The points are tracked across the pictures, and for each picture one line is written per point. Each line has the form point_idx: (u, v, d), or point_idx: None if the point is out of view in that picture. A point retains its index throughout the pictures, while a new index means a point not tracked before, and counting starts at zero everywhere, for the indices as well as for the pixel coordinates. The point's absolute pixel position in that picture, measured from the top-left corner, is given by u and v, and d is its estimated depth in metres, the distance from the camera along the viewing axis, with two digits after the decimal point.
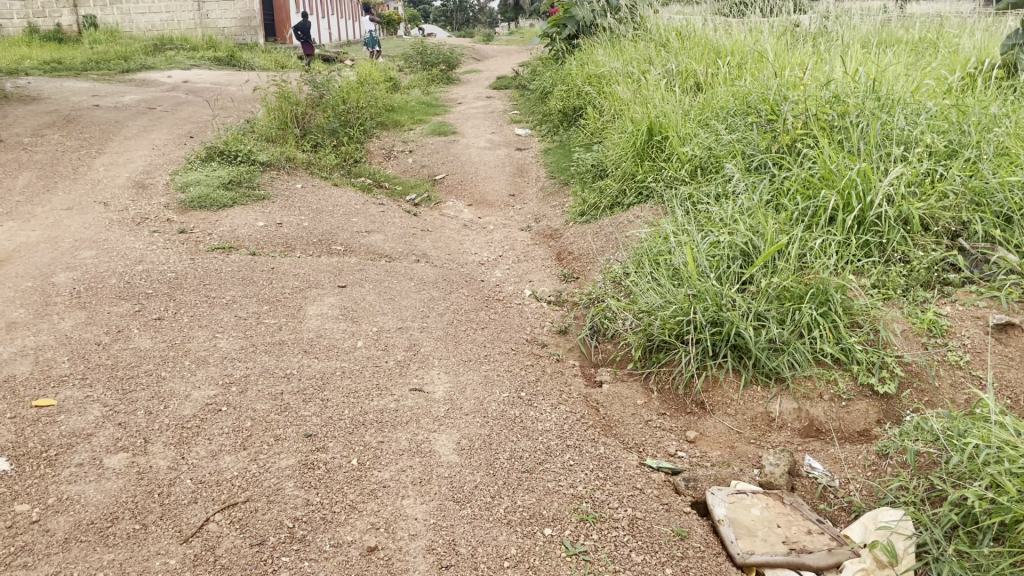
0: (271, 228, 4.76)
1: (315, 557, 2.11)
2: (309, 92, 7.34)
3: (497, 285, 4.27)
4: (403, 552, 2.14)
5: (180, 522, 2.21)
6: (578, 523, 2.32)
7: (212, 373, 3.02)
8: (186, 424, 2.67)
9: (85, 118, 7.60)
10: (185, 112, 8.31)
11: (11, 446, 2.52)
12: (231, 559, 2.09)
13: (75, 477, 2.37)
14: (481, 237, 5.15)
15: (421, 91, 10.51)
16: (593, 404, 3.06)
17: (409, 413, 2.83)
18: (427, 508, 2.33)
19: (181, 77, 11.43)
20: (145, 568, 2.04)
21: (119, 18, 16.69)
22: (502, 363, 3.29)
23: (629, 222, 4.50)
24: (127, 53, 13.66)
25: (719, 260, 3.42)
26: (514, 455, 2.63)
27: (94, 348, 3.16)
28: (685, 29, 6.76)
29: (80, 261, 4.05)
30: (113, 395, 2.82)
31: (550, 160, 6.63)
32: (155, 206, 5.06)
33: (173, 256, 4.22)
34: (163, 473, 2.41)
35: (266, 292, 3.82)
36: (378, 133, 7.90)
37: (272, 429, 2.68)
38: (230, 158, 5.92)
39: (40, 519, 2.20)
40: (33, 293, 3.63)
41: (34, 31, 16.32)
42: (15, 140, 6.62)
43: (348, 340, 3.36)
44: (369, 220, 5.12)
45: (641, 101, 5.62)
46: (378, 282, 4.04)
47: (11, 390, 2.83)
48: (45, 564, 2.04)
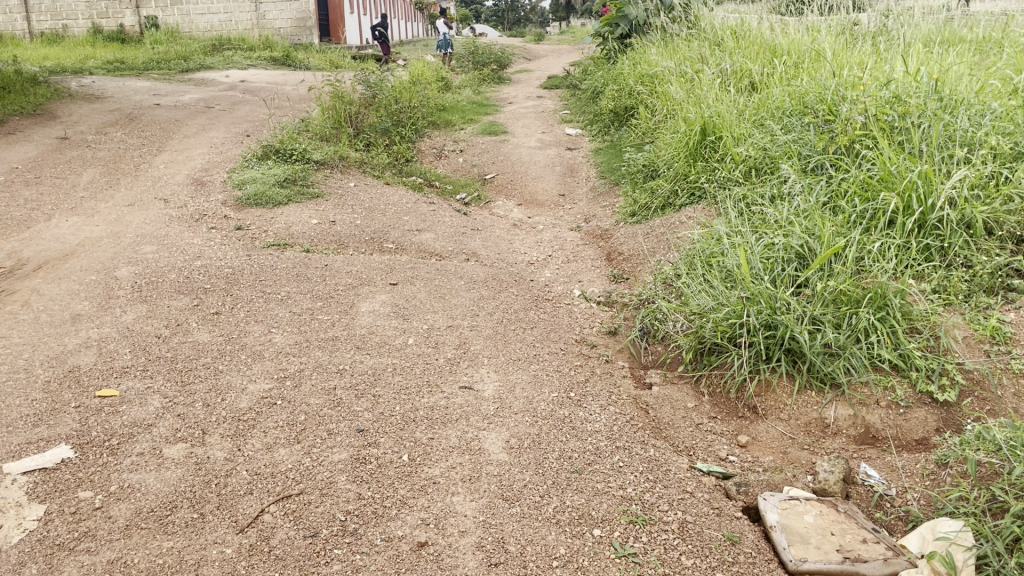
0: (325, 226, 4.83)
1: (367, 550, 2.14)
2: (362, 92, 7.44)
3: (546, 285, 4.27)
4: (454, 549, 2.16)
5: (236, 513, 2.26)
6: (628, 525, 2.31)
7: (268, 367, 3.08)
8: (243, 417, 2.73)
9: (147, 116, 7.80)
10: (242, 111, 8.47)
11: (76, 435, 2.60)
12: (287, 550, 2.13)
13: (136, 466, 2.44)
14: (531, 237, 5.15)
15: (472, 90, 10.54)
16: (643, 406, 3.05)
17: (459, 410, 2.85)
18: (477, 505, 2.35)
19: (238, 77, 11.62)
20: (202, 556, 2.09)
21: (179, 19, 17.06)
22: (552, 363, 3.29)
23: (681, 223, 4.47)
24: (187, 53, 13.97)
25: (774, 263, 3.38)
26: (563, 455, 2.63)
27: (155, 341, 3.24)
28: (739, 29, 6.67)
29: (141, 256, 4.16)
30: (173, 387, 2.89)
31: (601, 159, 6.60)
32: (213, 203, 5.17)
33: (231, 252, 4.31)
34: (221, 464, 2.47)
35: (320, 288, 3.88)
36: (430, 132, 7.96)
37: (325, 424, 2.72)
38: (285, 157, 6.03)
39: (103, 505, 2.27)
40: (97, 286, 3.75)
41: (98, 32, 16.82)
42: (80, 138, 6.83)
43: (399, 337, 3.39)
44: (421, 218, 5.15)
45: (695, 101, 5.56)
46: (429, 280, 4.07)
47: (76, 380, 2.92)
48: (108, 549, 2.10)
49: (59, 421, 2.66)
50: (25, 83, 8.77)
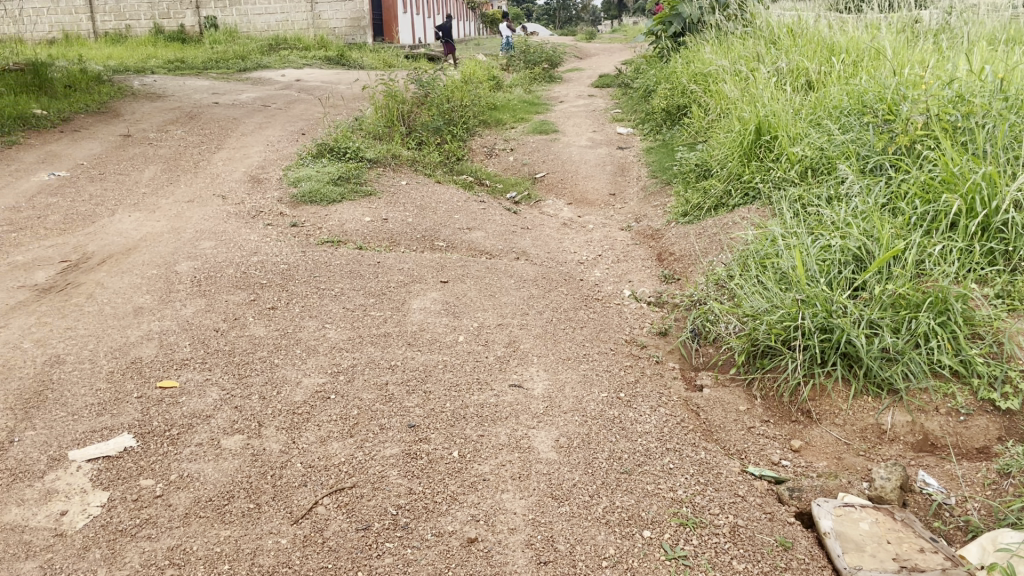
0: (377, 223, 4.89)
1: (418, 545, 2.17)
2: (415, 91, 7.52)
3: (596, 285, 4.26)
4: (504, 546, 2.17)
5: (291, 504, 2.31)
6: (678, 527, 2.30)
7: (322, 361, 3.13)
8: (297, 410, 2.78)
9: (206, 115, 7.99)
10: (297, 109, 8.62)
11: (138, 424, 2.67)
12: (339, 541, 2.17)
13: (195, 456, 2.51)
14: (581, 236, 5.14)
15: (523, 89, 10.56)
16: (694, 409, 3.02)
17: (509, 408, 2.86)
18: (526, 503, 2.36)
19: (293, 76, 11.82)
20: (259, 546, 2.14)
21: (238, 19, 17.40)
22: (602, 362, 3.29)
23: (734, 224, 4.42)
24: (244, 53, 14.25)
25: (830, 265, 3.32)
26: (613, 455, 2.63)
27: (214, 334, 3.32)
28: (796, 27, 6.56)
29: (200, 251, 4.26)
30: (230, 379, 2.96)
31: (652, 159, 6.55)
32: (269, 200, 5.27)
33: (287, 248, 4.39)
34: (277, 456, 2.52)
35: (373, 285, 3.93)
36: (481, 131, 7.99)
37: (378, 418, 2.76)
38: (339, 155, 6.13)
39: (164, 493, 2.34)
40: (158, 280, 3.85)
41: (159, 32, 17.26)
42: (142, 136, 7.02)
43: (450, 335, 3.42)
44: (471, 217, 5.19)
45: (749, 100, 5.49)
46: (479, 278, 4.09)
47: (138, 370, 3.00)
48: (168, 536, 2.16)
49: (123, 411, 2.74)
50: (91, 82, 9.05)
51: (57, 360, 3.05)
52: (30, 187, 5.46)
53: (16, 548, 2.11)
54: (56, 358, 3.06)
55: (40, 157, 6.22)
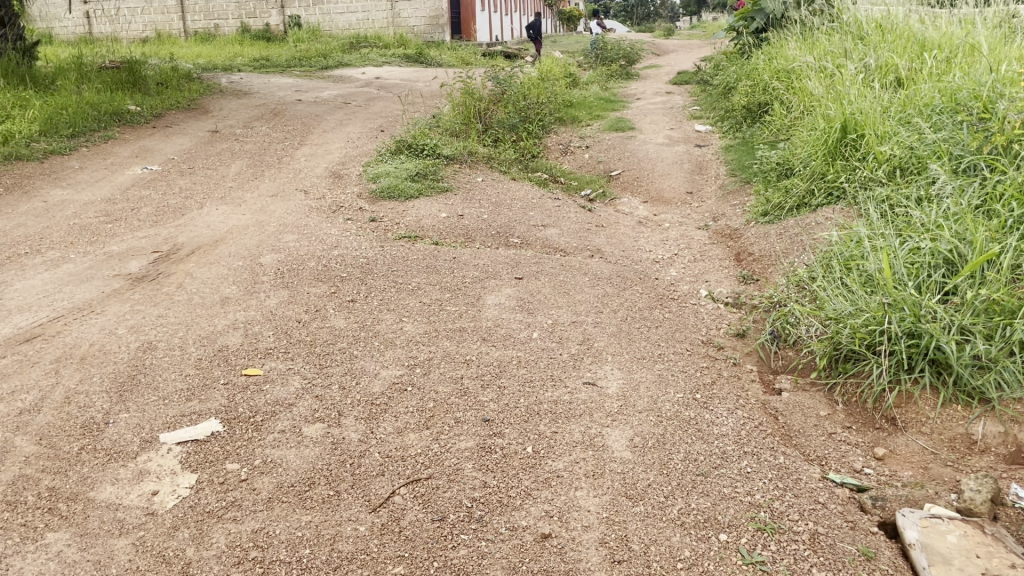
0: (453, 219, 4.94)
1: (492, 538, 2.19)
2: (492, 88, 7.58)
3: (671, 284, 4.21)
4: (577, 543, 2.17)
5: (369, 492, 2.36)
6: (755, 532, 2.26)
7: (398, 354, 3.19)
8: (376, 401, 2.84)
9: (290, 112, 8.20)
10: (377, 107, 8.78)
11: (224, 410, 2.76)
12: (415, 531, 2.20)
13: (278, 443, 2.58)
14: (656, 235, 5.09)
15: (600, 85, 10.51)
16: (773, 412, 2.96)
17: (583, 406, 2.85)
18: (600, 501, 2.35)
19: (374, 74, 12.04)
20: (338, 532, 2.19)
21: (321, 18, 17.80)
22: (677, 362, 3.25)
23: (817, 224, 4.31)
24: (326, 50, 14.56)
25: (919, 268, 3.22)
26: (689, 457, 2.59)
27: (296, 325, 3.42)
28: (884, 21, 6.37)
29: (284, 244, 4.38)
30: (312, 369, 3.04)
31: (732, 157, 6.43)
32: (348, 195, 5.38)
33: (365, 242, 4.48)
34: (355, 445, 2.58)
35: (448, 280, 3.97)
36: (556, 128, 7.98)
37: (453, 411, 2.79)
38: (417, 151, 6.22)
39: (248, 478, 2.42)
40: (244, 272, 3.97)
41: (246, 31, 17.81)
42: (229, 132, 7.26)
43: (524, 331, 3.43)
44: (546, 214, 5.19)
45: (835, 97, 5.34)
46: (554, 275, 4.09)
47: (225, 358, 3.11)
48: (252, 519, 2.23)
49: (210, 397, 2.84)
50: (182, 79, 9.38)
51: (149, 346, 3.18)
52: (125, 180, 5.70)
53: (111, 524, 2.21)
54: (148, 344, 3.19)
55: (134, 151, 6.48)
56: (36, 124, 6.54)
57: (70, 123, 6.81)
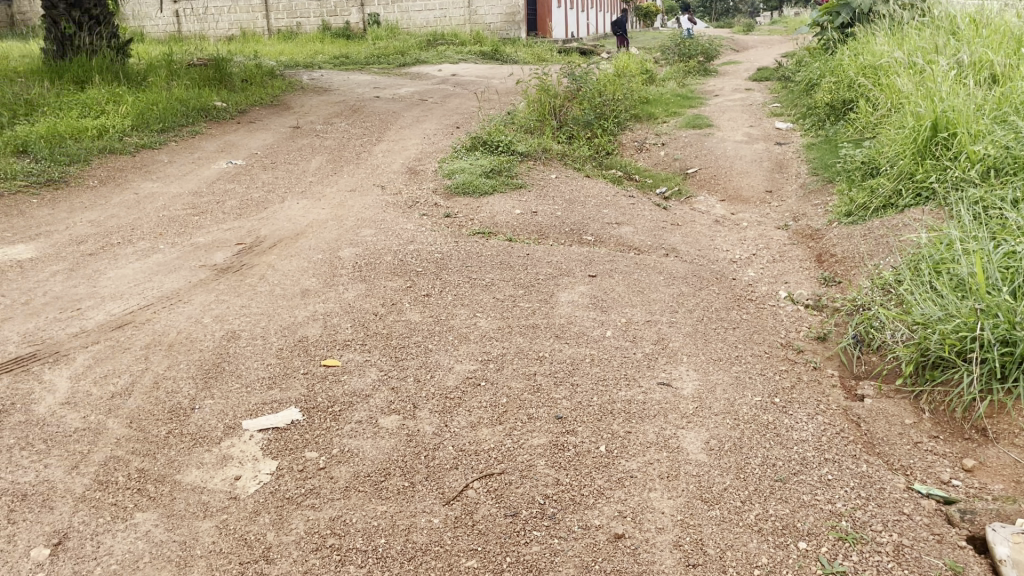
0: (528, 216, 4.94)
1: (565, 536, 2.18)
2: (568, 85, 7.57)
3: (749, 285, 4.13)
4: (651, 544, 2.15)
5: (443, 485, 2.38)
6: (836, 541, 2.20)
7: (472, 349, 3.21)
8: (450, 395, 2.86)
9: (369, 108, 8.34)
10: (453, 103, 8.85)
11: (304, 399, 2.83)
12: (489, 526, 2.21)
13: (355, 433, 2.63)
14: (734, 234, 5.00)
15: (677, 82, 10.37)
16: (855, 419, 2.87)
17: (657, 406, 2.82)
18: (675, 504, 2.32)
19: (451, 71, 12.14)
20: (413, 523, 2.22)
21: (399, 16, 18.02)
22: (755, 365, 3.19)
23: (904, 225, 4.17)
24: (404, 48, 14.75)
25: (1014, 273, 3.07)
26: (766, 462, 2.54)
27: (373, 318, 3.47)
28: (979, 17, 6.21)
29: (361, 238, 4.46)
30: (388, 361, 3.09)
31: (813, 155, 6.27)
32: (424, 191, 5.44)
33: (440, 237, 4.52)
34: (430, 438, 2.61)
35: (523, 276, 3.98)
36: (632, 124, 7.90)
37: (526, 407, 2.79)
38: (492, 148, 6.25)
39: (327, 466, 2.47)
40: (323, 264, 4.06)
41: (327, 29, 18.19)
42: (310, 128, 7.42)
43: (598, 329, 3.41)
44: (621, 212, 5.14)
45: (925, 93, 5.14)
46: (628, 273, 4.06)
47: (304, 349, 3.18)
48: (330, 507, 2.28)
49: (290, 386, 2.91)
50: (265, 76, 9.65)
51: (233, 335, 3.28)
52: (211, 174, 5.89)
53: (196, 507, 2.29)
54: (232, 333, 3.29)
55: (219, 146, 6.69)
56: (129, 119, 6.81)
57: (160, 119, 7.07)
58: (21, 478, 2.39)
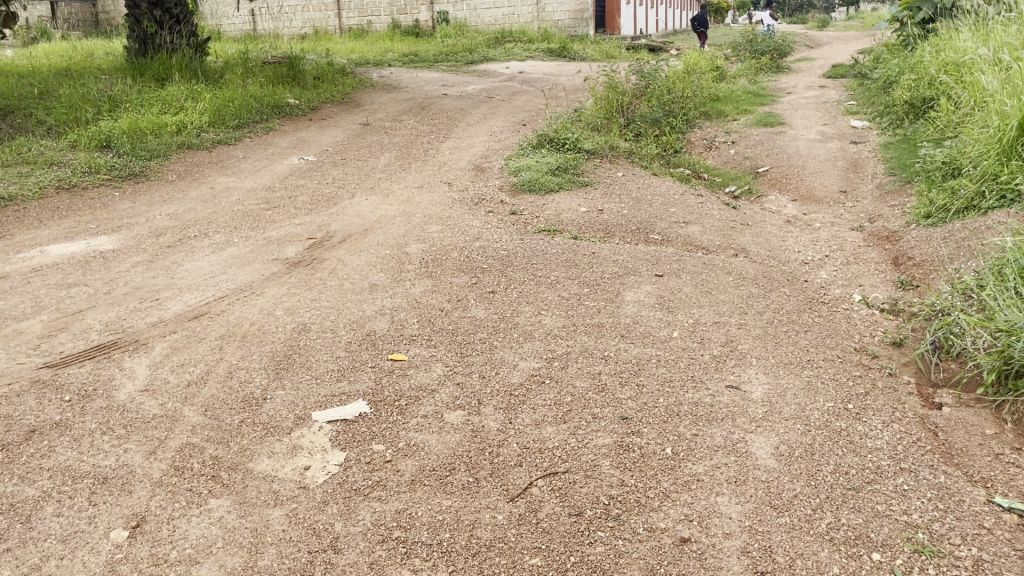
0: (593, 214, 4.91)
1: (630, 537, 2.16)
2: (636, 82, 7.50)
3: (821, 288, 4.03)
4: (718, 550, 2.12)
5: (507, 482, 2.39)
6: (912, 554, 2.12)
7: (537, 346, 3.21)
8: (515, 392, 2.87)
9: (437, 106, 8.42)
10: (520, 101, 8.85)
11: (371, 393, 2.87)
12: (552, 525, 2.21)
13: (421, 427, 2.65)
14: (806, 235, 4.88)
15: (748, 78, 10.18)
16: (932, 428, 2.77)
17: (725, 409, 2.77)
18: (742, 509, 2.28)
19: (518, 68, 12.14)
20: (477, 519, 2.23)
21: (467, 13, 18.11)
22: (826, 370, 3.11)
23: (987, 229, 4.01)
24: (471, 45, 14.82)
25: None
26: (839, 470, 2.47)
27: (439, 313, 3.50)
28: None
29: (428, 234, 4.50)
30: (453, 357, 3.11)
31: (891, 154, 6.08)
32: (491, 187, 5.46)
33: (506, 234, 4.53)
34: (495, 434, 2.62)
35: (588, 275, 3.96)
36: (701, 122, 7.78)
37: (591, 407, 2.77)
38: (559, 145, 6.23)
39: (393, 459, 2.50)
40: (391, 260, 4.11)
41: (396, 27, 18.41)
42: (380, 125, 7.52)
43: (665, 330, 3.37)
44: (689, 211, 5.08)
45: (1012, 91, 4.96)
46: (696, 273, 4.00)
47: (372, 342, 3.23)
48: (396, 499, 2.31)
49: (358, 379, 2.95)
50: (337, 73, 9.81)
51: (303, 328, 3.35)
52: (283, 170, 6.02)
53: (267, 495, 2.34)
54: (302, 326, 3.36)
55: (291, 142, 6.84)
56: (206, 116, 7.00)
57: (235, 115, 7.25)
58: (102, 461, 2.48)
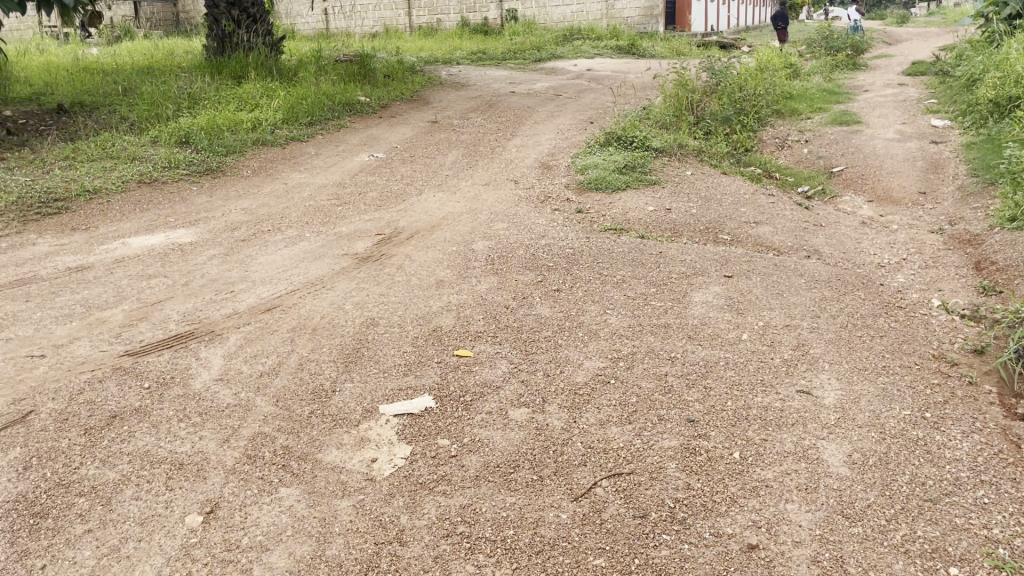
0: (661, 213, 4.86)
1: (696, 542, 2.13)
2: (706, 80, 7.38)
3: (898, 292, 3.90)
4: (786, 558, 2.07)
5: (571, 481, 2.38)
6: (992, 569, 2.04)
7: (602, 346, 3.19)
8: (579, 390, 2.86)
9: (505, 103, 8.44)
10: (588, 98, 8.81)
11: (437, 388, 2.89)
12: (617, 526, 2.19)
13: (486, 423, 2.67)
14: (882, 237, 4.73)
15: (823, 76, 9.93)
16: (1015, 440, 2.65)
17: (796, 415, 2.71)
18: (813, 517, 2.22)
19: (586, 66, 12.08)
20: (540, 517, 2.23)
21: (536, 11, 18.09)
22: (903, 377, 3.01)
23: None
24: (540, 42, 14.82)
25: None
26: (915, 480, 2.39)
27: (505, 310, 3.51)
28: None
29: (495, 232, 4.51)
30: (518, 354, 3.12)
31: (974, 155, 5.86)
32: (557, 185, 5.45)
33: (572, 233, 4.52)
34: (559, 433, 2.61)
35: (655, 275, 3.92)
36: (774, 120, 7.61)
37: (657, 408, 2.74)
38: (627, 143, 6.18)
39: (458, 454, 2.52)
40: (458, 256, 4.14)
41: (465, 25, 18.55)
42: (447, 123, 7.58)
43: (733, 332, 3.31)
44: (759, 211, 4.98)
45: None
46: (767, 275, 3.92)
47: (438, 338, 3.26)
48: (460, 495, 2.33)
49: (424, 373, 2.98)
50: (406, 71, 9.92)
51: (372, 322, 3.40)
52: (353, 166, 6.12)
53: (335, 485, 2.38)
54: (370, 320, 3.41)
55: (362, 140, 6.94)
56: (280, 113, 7.16)
57: (308, 112, 7.40)
58: (178, 448, 2.56)
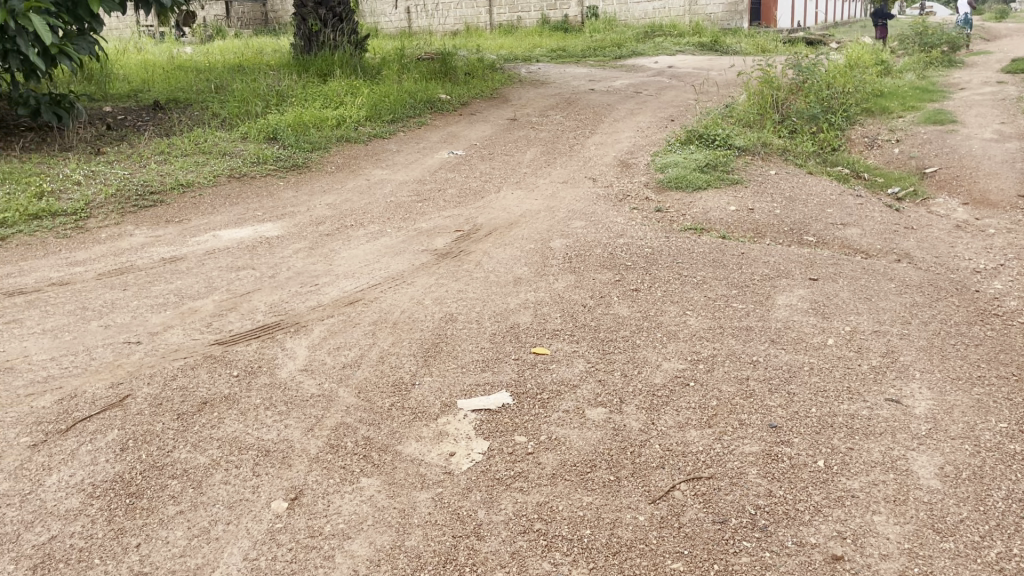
0: (743, 213, 4.76)
1: (777, 550, 2.08)
2: (792, 77, 7.20)
3: (995, 298, 3.73)
4: (873, 571, 2.01)
5: (649, 483, 2.36)
6: None
7: (681, 347, 3.14)
8: (657, 392, 2.83)
9: (584, 101, 8.41)
10: (669, 96, 8.70)
11: (514, 384, 2.90)
12: (695, 530, 2.16)
13: (563, 422, 2.66)
14: (978, 241, 4.53)
15: (916, 73, 9.56)
16: None
17: (884, 424, 2.62)
18: (901, 531, 2.15)
19: (667, 63, 11.91)
20: (618, 517, 2.22)
21: (617, 7, 17.97)
22: (1000, 388, 2.88)
23: None
24: (620, 39, 14.70)
25: None
26: (1012, 496, 2.28)
27: (582, 309, 3.50)
28: None
29: (572, 230, 4.50)
30: (596, 354, 3.10)
31: None
32: (637, 184, 5.41)
33: (651, 232, 4.47)
34: (637, 434, 2.59)
35: (736, 276, 3.84)
36: (863, 118, 7.37)
37: (738, 413, 2.69)
38: (708, 141, 6.08)
39: (535, 452, 2.52)
40: (536, 254, 4.14)
41: (545, 22, 18.53)
42: (526, 120, 7.59)
43: (818, 336, 3.22)
44: (847, 211, 4.84)
45: None
46: (854, 278, 3.80)
47: (516, 335, 3.27)
48: (538, 492, 2.33)
49: (502, 370, 3.00)
50: (487, 69, 9.97)
51: (451, 317, 3.43)
52: (433, 163, 6.19)
53: (414, 477, 2.42)
54: (449, 316, 3.45)
55: (442, 137, 7.02)
56: (363, 110, 7.29)
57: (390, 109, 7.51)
58: (265, 435, 2.64)
